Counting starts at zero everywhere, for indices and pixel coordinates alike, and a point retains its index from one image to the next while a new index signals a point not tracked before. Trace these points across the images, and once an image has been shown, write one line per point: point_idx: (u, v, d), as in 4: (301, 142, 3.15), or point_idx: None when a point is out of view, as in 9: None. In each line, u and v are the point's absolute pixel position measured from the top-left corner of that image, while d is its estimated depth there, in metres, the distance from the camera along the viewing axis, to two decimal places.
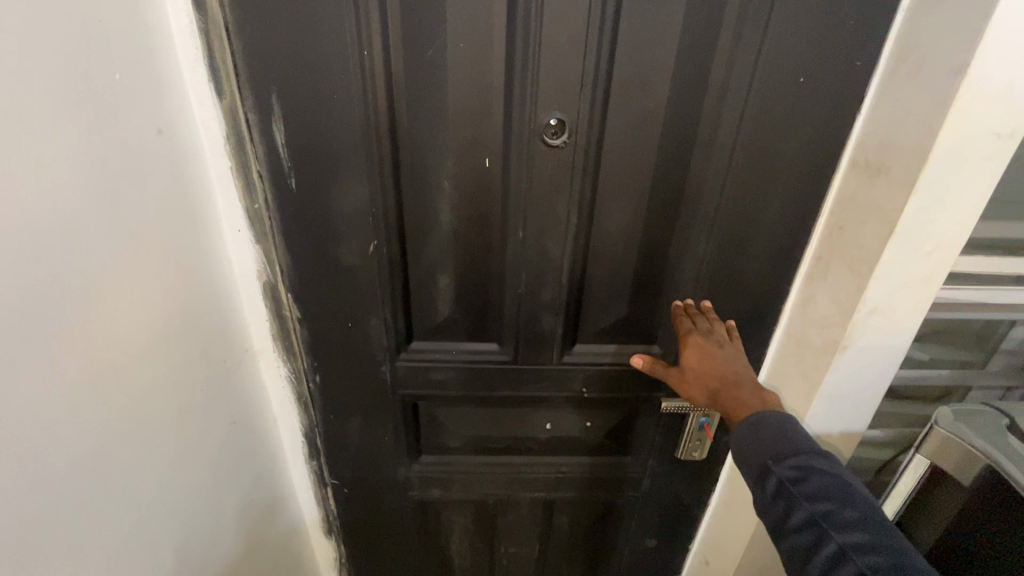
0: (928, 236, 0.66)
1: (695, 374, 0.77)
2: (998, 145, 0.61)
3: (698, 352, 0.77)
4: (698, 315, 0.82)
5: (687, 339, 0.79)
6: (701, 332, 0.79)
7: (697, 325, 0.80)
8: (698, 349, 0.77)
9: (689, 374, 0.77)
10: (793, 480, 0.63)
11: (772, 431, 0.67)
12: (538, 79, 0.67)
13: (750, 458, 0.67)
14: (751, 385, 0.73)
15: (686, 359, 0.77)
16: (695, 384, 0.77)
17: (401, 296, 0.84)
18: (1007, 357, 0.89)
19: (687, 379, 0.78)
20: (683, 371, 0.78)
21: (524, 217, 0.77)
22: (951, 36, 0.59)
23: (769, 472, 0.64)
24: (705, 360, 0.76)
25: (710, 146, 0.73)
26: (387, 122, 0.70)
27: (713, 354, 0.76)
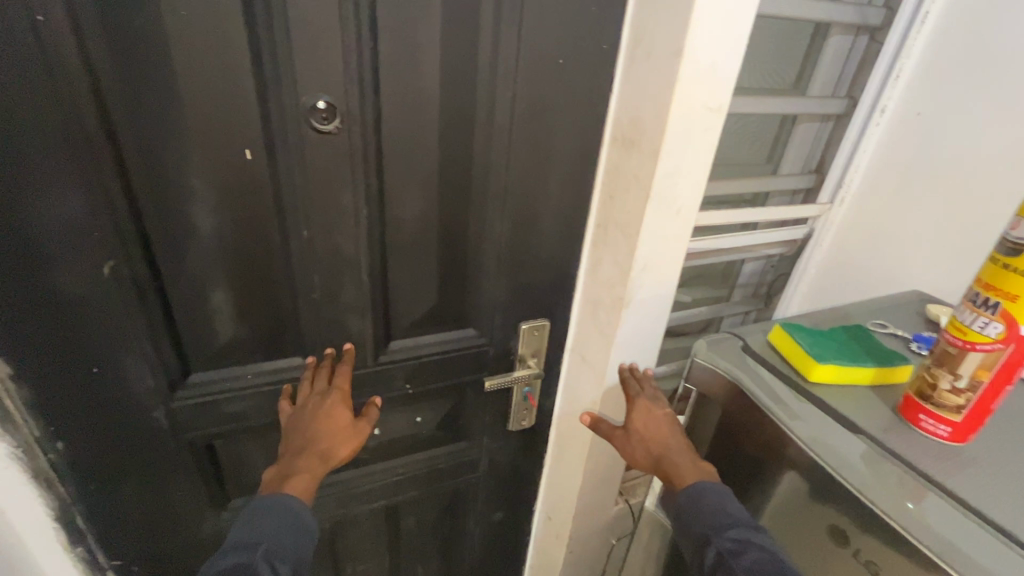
0: (672, 199, 0.78)
1: (639, 436, 0.80)
2: (711, 118, 0.73)
3: (644, 414, 0.81)
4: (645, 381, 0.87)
5: (633, 402, 0.84)
6: (646, 396, 0.84)
7: (643, 390, 0.85)
8: (644, 411, 0.82)
9: (633, 435, 0.81)
10: (732, 553, 0.64)
11: (714, 502, 0.69)
12: (293, 57, 0.60)
13: (695, 526, 0.69)
14: (688, 452, 0.77)
15: (631, 421, 0.82)
16: (639, 447, 0.80)
17: (164, 325, 0.69)
18: (744, 289, 1.14)
19: (631, 440, 0.81)
20: (628, 432, 0.82)
21: (307, 215, 0.69)
22: (668, 23, 0.68)
23: (711, 542, 0.66)
24: (650, 423, 0.80)
25: (490, 126, 0.74)
26: (95, 108, 0.56)
27: (656, 418, 0.81)
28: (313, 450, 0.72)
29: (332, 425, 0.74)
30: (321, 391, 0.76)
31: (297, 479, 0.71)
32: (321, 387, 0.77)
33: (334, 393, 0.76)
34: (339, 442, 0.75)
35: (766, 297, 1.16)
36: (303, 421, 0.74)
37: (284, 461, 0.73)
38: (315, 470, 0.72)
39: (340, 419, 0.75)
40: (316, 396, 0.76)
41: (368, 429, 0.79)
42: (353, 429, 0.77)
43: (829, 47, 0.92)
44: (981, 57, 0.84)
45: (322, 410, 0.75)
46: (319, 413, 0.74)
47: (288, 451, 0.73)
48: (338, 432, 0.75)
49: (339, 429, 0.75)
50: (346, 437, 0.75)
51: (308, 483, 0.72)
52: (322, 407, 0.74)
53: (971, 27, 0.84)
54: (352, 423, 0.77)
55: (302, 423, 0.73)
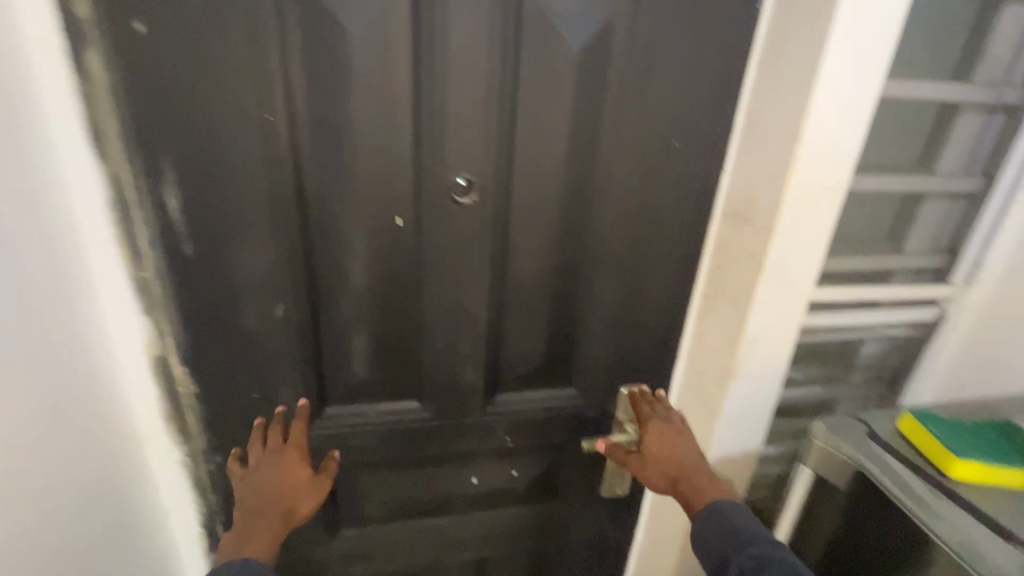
0: (787, 274, 0.78)
1: (654, 460, 0.81)
2: (829, 198, 0.74)
3: (659, 438, 0.82)
4: (655, 403, 0.87)
5: (646, 426, 0.84)
6: (659, 418, 0.84)
7: (655, 412, 0.85)
8: (657, 435, 0.82)
9: (648, 460, 0.81)
10: (754, 569, 0.64)
11: (728, 522, 0.70)
12: (445, 143, 0.71)
13: (714, 545, 0.69)
14: (706, 473, 0.78)
15: (646, 446, 0.82)
16: (655, 472, 0.81)
17: (313, 362, 0.80)
18: (864, 370, 1.05)
19: (646, 466, 0.82)
20: (643, 457, 0.82)
21: (439, 273, 0.78)
22: (785, 110, 0.71)
23: (731, 560, 0.67)
24: (666, 445, 0.81)
25: (606, 202, 0.80)
26: (293, 183, 0.69)
27: (671, 440, 0.81)
28: (274, 509, 0.72)
29: (293, 481, 0.75)
30: (276, 449, 0.76)
31: (257, 541, 0.68)
32: (276, 446, 0.77)
33: (289, 448, 0.76)
34: (301, 498, 0.75)
35: (889, 381, 1.07)
36: (260, 480, 0.73)
37: (240, 526, 0.69)
38: (276, 527, 0.70)
39: (299, 473, 0.75)
40: (271, 455, 0.76)
41: (330, 484, 0.78)
42: (314, 484, 0.76)
43: (960, 126, 0.89)
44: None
45: (280, 468, 0.75)
46: (280, 469, 0.75)
47: (243, 515, 0.70)
48: (297, 490, 0.75)
49: (299, 485, 0.75)
50: (309, 491, 0.76)
51: (271, 543, 0.69)
52: (282, 463, 0.75)
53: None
54: (314, 477, 0.77)
55: (259, 483, 0.73)
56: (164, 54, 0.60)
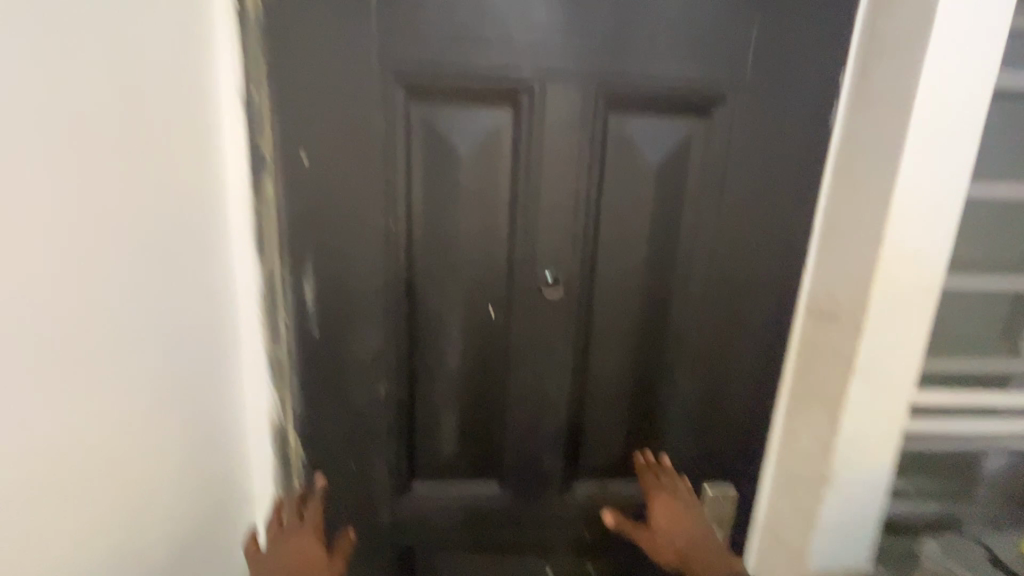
0: (881, 376, 0.75)
1: (663, 532, 0.79)
2: (919, 299, 0.72)
3: (664, 509, 0.80)
4: (659, 470, 0.86)
5: (652, 496, 0.82)
6: (664, 487, 0.83)
7: (660, 480, 0.84)
8: (664, 506, 0.80)
9: (657, 532, 0.79)
10: None
11: None
12: (536, 245, 0.80)
13: None
14: (716, 550, 0.75)
15: (654, 517, 0.80)
16: (665, 544, 0.78)
17: (406, 438, 0.87)
18: (990, 488, 0.94)
19: (656, 538, 0.79)
20: (651, 530, 0.80)
21: (524, 360, 0.84)
22: (863, 215, 0.73)
23: None
24: (672, 516, 0.79)
25: (686, 296, 0.84)
26: (404, 278, 0.80)
27: (677, 510, 0.80)
28: None
29: (311, 559, 0.72)
30: (295, 528, 0.76)
31: None
32: (294, 525, 0.76)
33: (307, 527, 0.76)
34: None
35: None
36: (278, 557, 0.71)
37: None
38: None
39: (317, 552, 0.73)
40: (289, 534, 0.75)
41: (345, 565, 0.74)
42: (331, 564, 0.73)
43: None
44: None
45: (298, 546, 0.73)
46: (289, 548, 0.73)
47: None
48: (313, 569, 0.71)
49: (316, 563, 0.72)
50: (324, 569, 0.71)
51: None
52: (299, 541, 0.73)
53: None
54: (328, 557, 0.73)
55: (275, 560, 0.70)
56: (319, 175, 0.76)
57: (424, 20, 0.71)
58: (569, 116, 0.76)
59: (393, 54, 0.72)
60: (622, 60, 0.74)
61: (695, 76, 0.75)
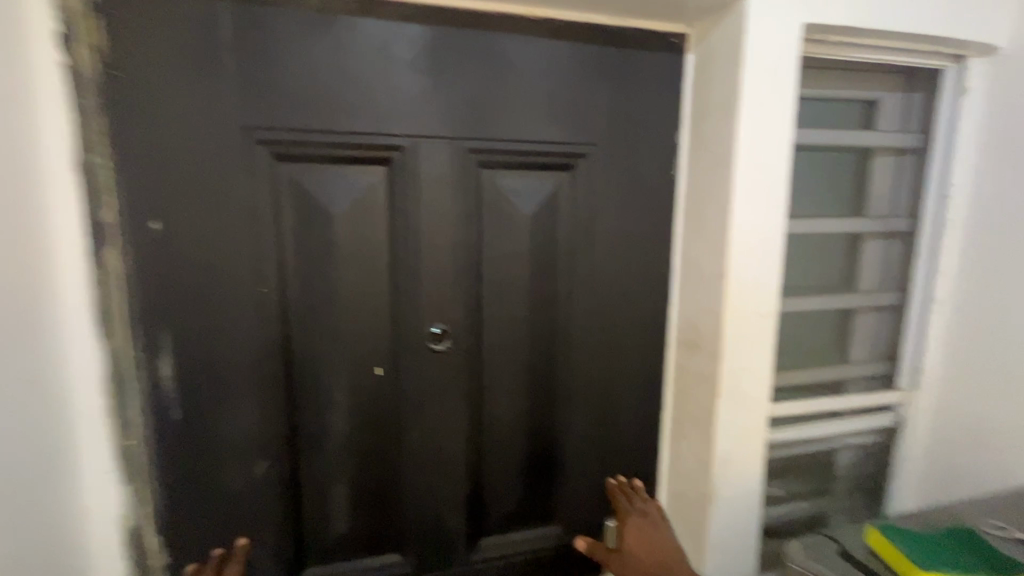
0: (742, 394, 0.83)
1: (632, 556, 0.75)
2: (763, 323, 0.82)
3: (636, 533, 0.77)
4: (632, 493, 0.84)
5: (625, 520, 0.80)
6: (637, 512, 0.81)
7: (633, 505, 0.82)
8: (634, 530, 0.78)
9: (628, 557, 0.75)
10: None
11: None
12: (421, 299, 0.80)
13: None
14: (683, 563, 0.73)
15: (625, 540, 0.77)
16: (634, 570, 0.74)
17: (292, 517, 0.80)
18: (842, 481, 1.07)
19: (626, 563, 0.75)
20: (622, 554, 0.76)
21: (417, 417, 0.82)
22: (710, 252, 0.82)
23: None
24: (643, 539, 0.76)
25: (569, 337, 0.88)
26: (280, 344, 0.76)
27: (648, 534, 0.77)
28: None
29: None
30: None
31: None
32: None
33: None
34: None
35: (870, 490, 1.08)
36: None
37: None
38: None
39: None
40: None
41: None
42: None
43: (866, 251, 1.02)
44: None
45: None
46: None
47: None
48: None
49: None
50: None
51: None
52: None
53: (1009, 221, 0.88)
54: None
55: None
56: (177, 244, 0.70)
57: (287, 85, 0.70)
58: (442, 174, 0.78)
59: (255, 117, 0.70)
60: (488, 121, 0.79)
61: (556, 135, 0.82)
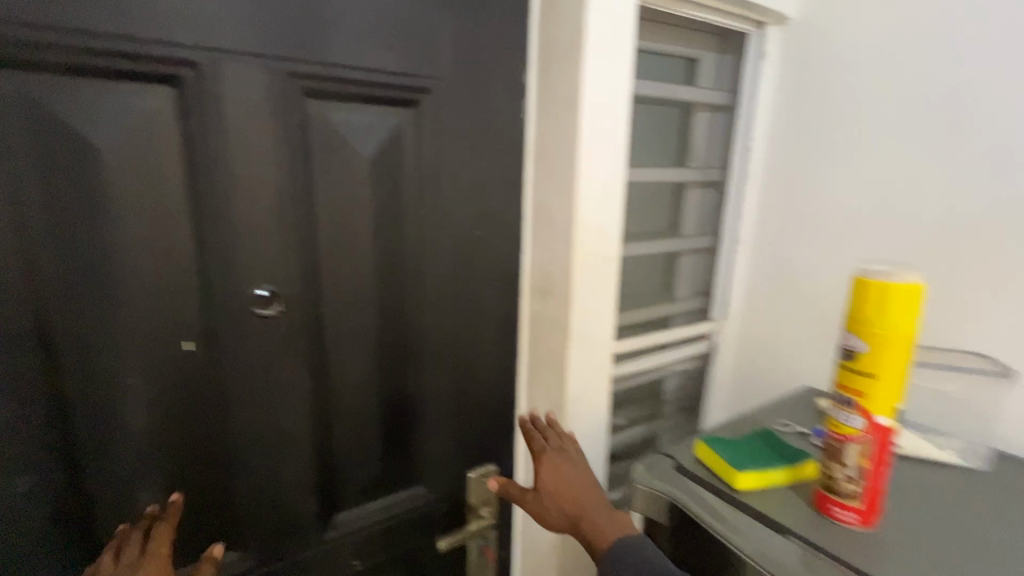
0: (590, 335, 0.87)
1: (549, 496, 0.65)
2: (607, 267, 0.86)
3: (552, 470, 0.66)
4: (550, 424, 0.72)
5: (539, 458, 0.68)
6: (554, 445, 0.70)
7: (549, 437, 0.70)
8: (551, 468, 0.67)
9: (545, 497, 0.65)
10: None
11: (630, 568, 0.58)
12: (239, 256, 0.66)
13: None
14: (603, 500, 0.65)
15: (540, 480, 0.66)
16: (552, 510, 0.65)
17: (80, 539, 0.63)
18: (669, 404, 1.22)
19: (542, 504, 0.65)
20: (537, 495, 0.66)
21: (246, 396, 0.70)
22: (559, 199, 0.82)
23: None
24: (560, 477, 0.66)
25: (421, 292, 0.81)
26: (33, 324, 0.57)
27: (566, 471, 0.67)
28: None
29: None
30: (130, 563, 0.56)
31: None
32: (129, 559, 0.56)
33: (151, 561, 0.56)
34: None
35: (690, 408, 1.25)
36: None
37: None
38: None
39: None
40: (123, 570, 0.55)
41: None
42: None
43: (687, 198, 1.14)
44: (800, 193, 1.04)
45: None
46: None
47: None
48: None
49: None
50: None
51: None
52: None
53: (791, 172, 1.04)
54: None
55: None
56: None
57: None
58: (256, 102, 0.64)
59: None
60: (311, 40, 0.66)
61: (395, 64, 0.72)
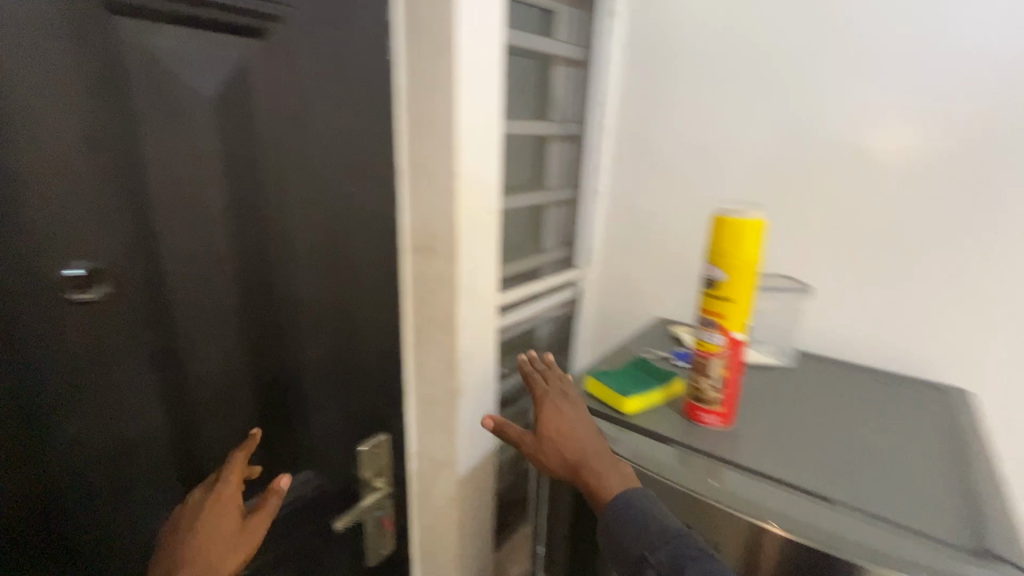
0: (476, 289, 0.86)
1: (550, 440, 0.67)
2: (488, 219, 0.85)
3: (553, 415, 0.69)
4: (547, 373, 0.77)
5: (541, 402, 0.71)
6: (554, 391, 0.73)
7: (549, 386, 0.74)
8: (553, 413, 0.69)
9: (543, 440, 0.68)
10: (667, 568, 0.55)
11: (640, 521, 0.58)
12: (32, 225, 0.50)
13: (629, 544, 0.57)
14: (605, 452, 0.65)
15: (540, 424, 0.69)
16: (553, 454, 0.67)
17: None
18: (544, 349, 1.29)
19: (541, 447, 0.68)
20: (538, 438, 0.68)
21: (68, 403, 0.55)
22: (438, 149, 0.78)
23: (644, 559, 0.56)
24: (561, 421, 0.68)
25: (291, 260, 0.72)
26: None
27: (567, 416, 0.69)
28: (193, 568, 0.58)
29: (220, 531, 0.62)
30: (205, 494, 0.64)
31: None
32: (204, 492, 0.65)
33: (223, 492, 0.65)
34: (223, 556, 0.62)
35: (562, 350, 1.34)
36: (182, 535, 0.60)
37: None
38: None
39: (229, 523, 0.63)
40: (199, 500, 0.64)
41: (260, 535, 0.66)
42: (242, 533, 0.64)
43: (550, 151, 1.18)
44: (647, 146, 1.15)
45: (209, 518, 0.62)
46: (210, 523, 0.62)
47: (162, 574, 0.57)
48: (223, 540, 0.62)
49: (224, 533, 0.63)
50: (231, 546, 0.63)
51: None
52: (207, 514, 0.62)
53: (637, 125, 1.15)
54: (238, 527, 0.64)
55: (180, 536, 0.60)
56: None
57: None
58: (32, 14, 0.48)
59: None
60: None
61: None
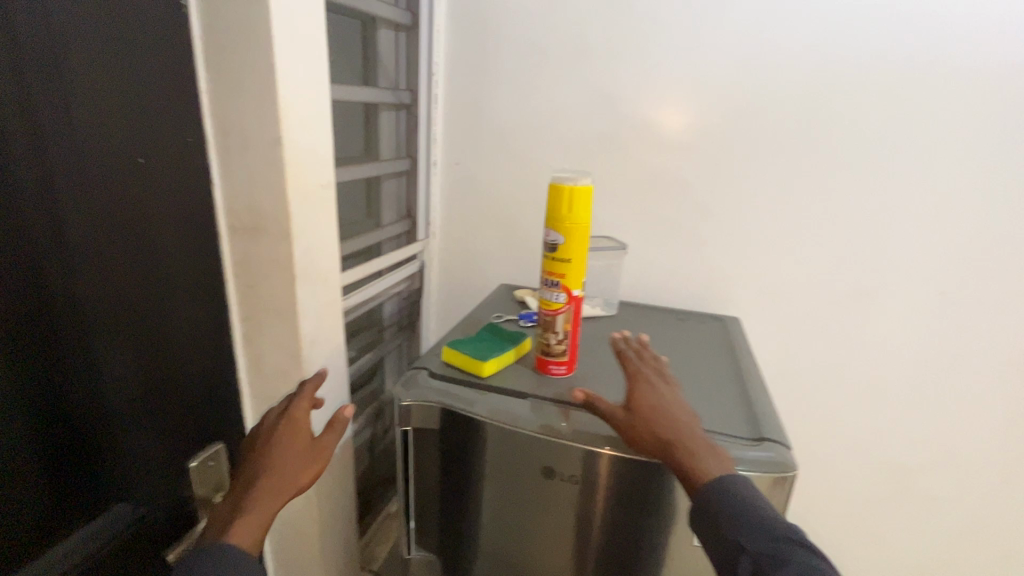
0: (316, 271, 0.79)
1: (645, 417, 0.64)
2: (324, 194, 0.78)
3: (649, 393, 0.66)
4: (642, 352, 0.73)
5: (637, 380, 0.68)
6: (652, 370, 0.70)
7: (644, 364, 0.71)
8: (648, 390, 0.67)
9: (638, 418, 0.64)
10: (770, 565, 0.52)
11: (737, 501, 0.56)
12: None
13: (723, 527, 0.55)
14: (701, 435, 0.63)
15: (637, 400, 0.66)
16: (646, 432, 0.64)
17: None
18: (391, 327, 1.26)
19: (634, 426, 0.64)
20: (632, 415, 0.65)
21: None
22: (257, 115, 0.68)
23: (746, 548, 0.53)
24: (657, 400, 0.66)
25: (68, 264, 0.59)
26: None
27: (664, 396, 0.66)
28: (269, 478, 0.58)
29: (294, 446, 0.61)
30: (279, 415, 0.64)
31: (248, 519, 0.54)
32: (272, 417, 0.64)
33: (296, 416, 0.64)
34: (296, 469, 0.60)
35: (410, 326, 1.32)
36: (262, 446, 0.61)
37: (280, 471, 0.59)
38: (268, 510, 0.56)
39: (301, 440, 0.62)
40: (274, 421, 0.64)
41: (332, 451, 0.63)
42: (318, 451, 0.62)
43: (381, 120, 1.13)
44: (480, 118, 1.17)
45: (281, 437, 0.61)
46: (283, 437, 0.62)
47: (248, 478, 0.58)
48: (296, 456, 0.61)
49: (298, 448, 0.61)
50: (305, 463, 0.61)
51: (258, 531, 0.54)
52: (279, 430, 0.62)
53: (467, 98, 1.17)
54: (314, 442, 0.63)
55: (257, 450, 0.60)
56: None
57: None
58: None
59: None
60: None
61: None
